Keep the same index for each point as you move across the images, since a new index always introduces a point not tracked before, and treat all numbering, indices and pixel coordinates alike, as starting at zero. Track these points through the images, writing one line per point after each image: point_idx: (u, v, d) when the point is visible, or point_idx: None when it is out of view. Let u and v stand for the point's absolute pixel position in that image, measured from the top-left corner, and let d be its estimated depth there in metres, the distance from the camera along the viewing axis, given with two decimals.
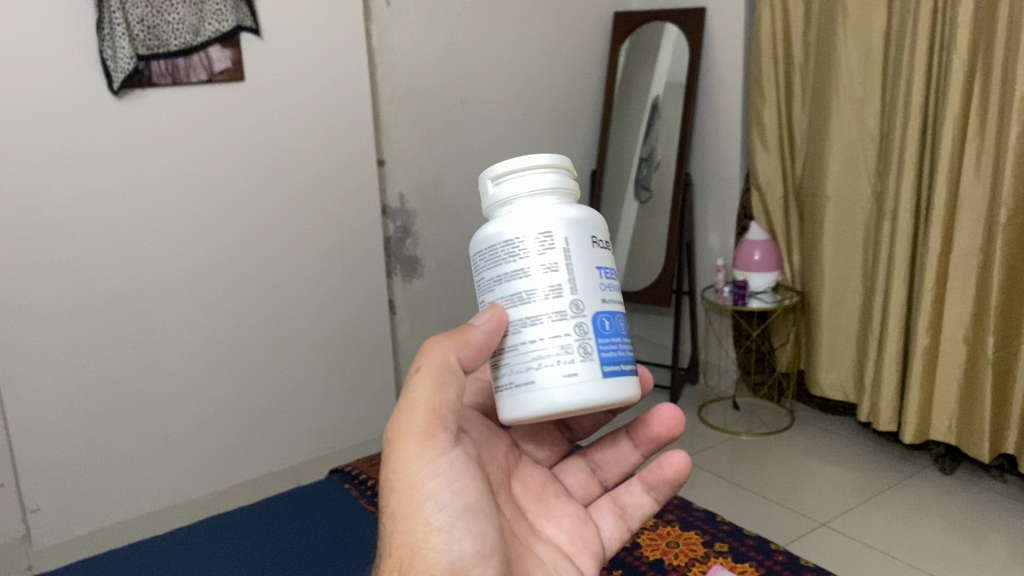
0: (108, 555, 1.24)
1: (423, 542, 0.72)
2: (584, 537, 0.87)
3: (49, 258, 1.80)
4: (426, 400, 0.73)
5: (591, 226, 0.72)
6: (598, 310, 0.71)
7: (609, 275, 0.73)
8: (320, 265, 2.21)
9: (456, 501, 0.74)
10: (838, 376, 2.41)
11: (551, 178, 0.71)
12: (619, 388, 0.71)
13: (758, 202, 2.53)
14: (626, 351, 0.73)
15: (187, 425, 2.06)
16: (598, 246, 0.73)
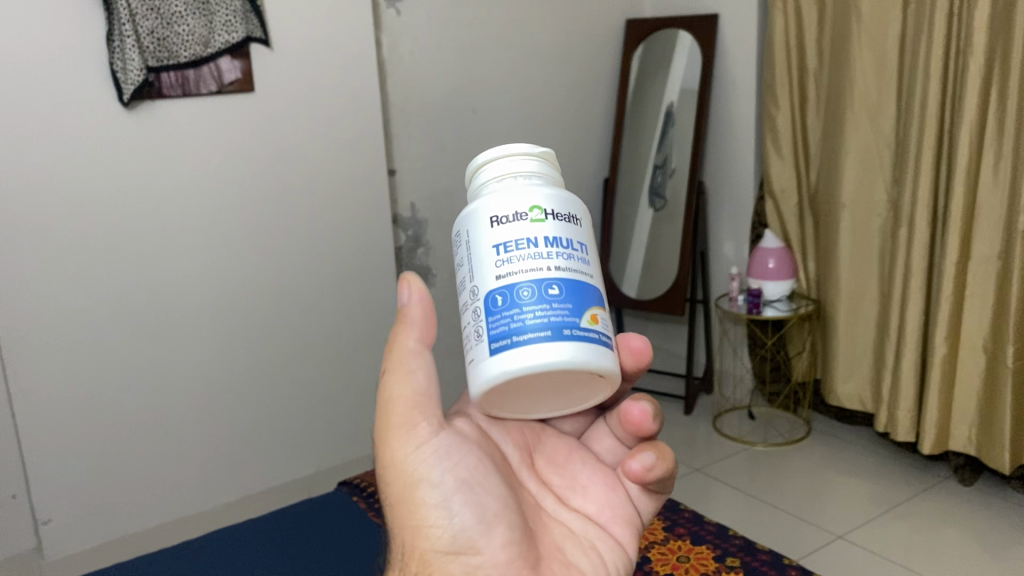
0: (115, 566, 1.24)
1: (423, 525, 0.71)
2: (615, 504, 0.81)
3: (60, 269, 1.81)
4: (400, 393, 0.72)
5: (496, 204, 0.64)
6: (488, 291, 0.64)
7: (519, 246, 0.63)
8: (332, 275, 2.21)
9: (448, 476, 0.71)
10: (855, 386, 2.37)
11: (507, 166, 0.67)
12: (503, 368, 0.62)
13: (772, 209, 2.51)
14: (531, 318, 0.62)
15: (198, 436, 2.06)
16: (506, 222, 0.64)
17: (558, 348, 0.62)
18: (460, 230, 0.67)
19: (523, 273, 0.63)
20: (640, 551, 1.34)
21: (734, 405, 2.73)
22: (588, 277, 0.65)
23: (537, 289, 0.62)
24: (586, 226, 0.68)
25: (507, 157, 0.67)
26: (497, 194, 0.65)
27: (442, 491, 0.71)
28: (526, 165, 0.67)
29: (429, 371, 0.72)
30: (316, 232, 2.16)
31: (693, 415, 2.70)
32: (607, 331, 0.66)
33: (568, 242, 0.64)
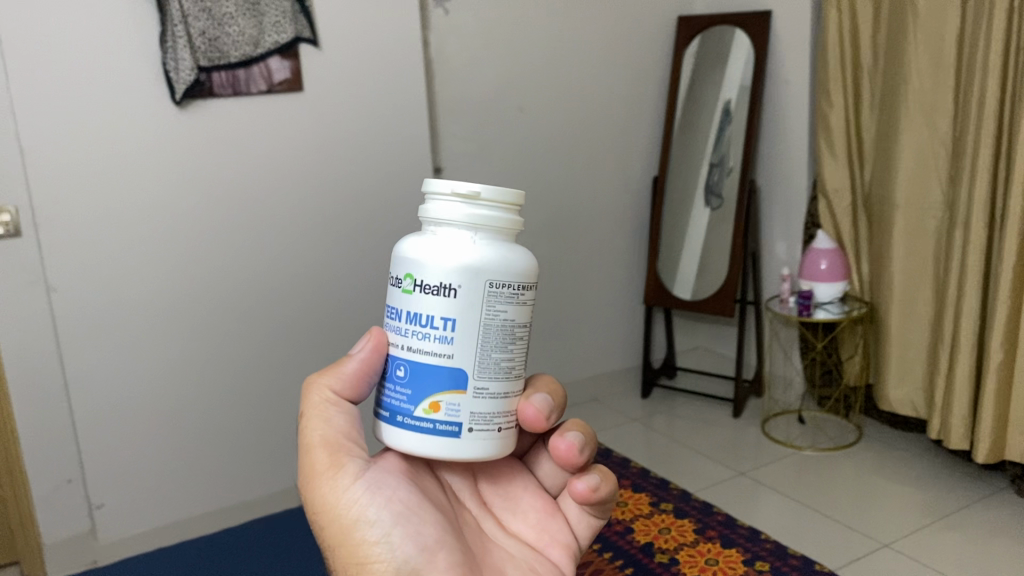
0: None
1: (369, 557, 0.78)
2: (551, 528, 0.90)
3: (115, 262, 1.88)
4: (320, 437, 0.81)
5: (406, 260, 0.77)
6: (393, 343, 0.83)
7: (395, 318, 0.79)
8: (378, 272, 2.24)
9: (388, 509, 0.79)
10: (907, 392, 2.30)
11: (440, 203, 0.75)
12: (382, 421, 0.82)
13: (825, 210, 2.45)
14: (392, 391, 0.79)
15: (245, 427, 2.12)
16: (397, 287, 0.79)
17: (395, 429, 0.78)
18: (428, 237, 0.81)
19: (395, 345, 0.79)
20: (669, 553, 1.33)
21: (784, 409, 2.70)
22: (444, 358, 0.75)
23: (393, 370, 0.79)
24: (469, 297, 0.75)
25: (440, 198, 0.75)
26: (420, 239, 0.77)
27: (383, 524, 0.79)
28: (451, 208, 0.75)
29: (343, 415, 0.84)
30: (364, 229, 2.19)
31: (741, 418, 2.66)
32: (461, 414, 0.76)
33: (428, 324, 0.76)
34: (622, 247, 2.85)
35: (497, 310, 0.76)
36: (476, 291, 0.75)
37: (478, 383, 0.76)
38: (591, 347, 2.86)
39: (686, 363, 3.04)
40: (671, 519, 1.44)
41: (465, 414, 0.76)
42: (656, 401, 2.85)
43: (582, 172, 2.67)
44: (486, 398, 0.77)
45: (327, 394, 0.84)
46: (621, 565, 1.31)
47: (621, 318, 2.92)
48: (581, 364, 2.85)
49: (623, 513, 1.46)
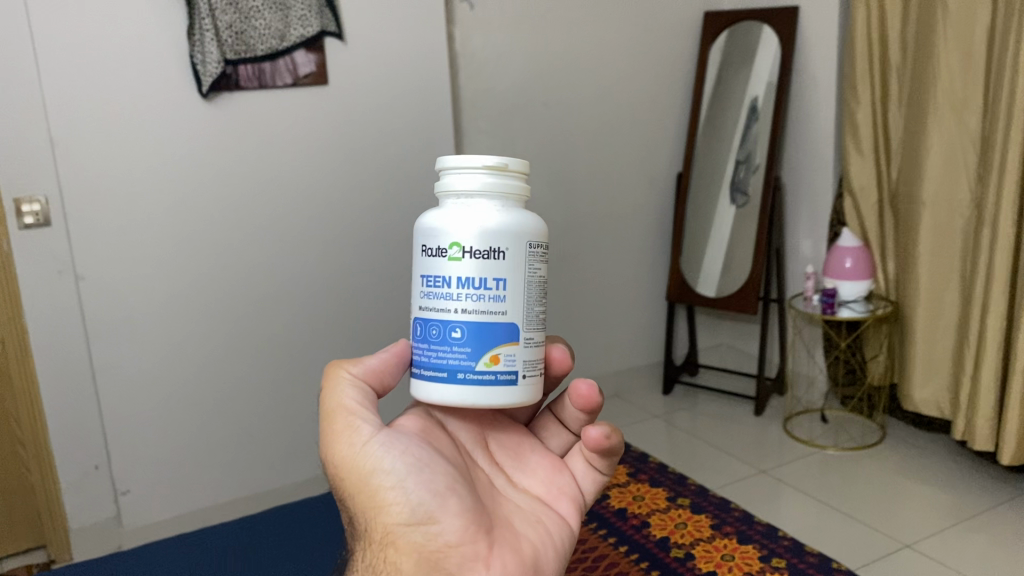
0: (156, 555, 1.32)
1: (382, 504, 0.74)
2: (561, 484, 0.85)
3: (141, 253, 1.90)
4: (340, 401, 0.78)
5: (446, 234, 0.75)
6: (416, 315, 0.79)
7: (437, 284, 0.76)
8: (401, 265, 2.25)
9: (400, 458, 0.75)
10: (933, 392, 2.28)
11: (472, 173, 0.75)
12: (418, 387, 0.79)
13: (851, 208, 2.43)
14: (438, 355, 0.76)
15: (268, 417, 2.14)
16: (432, 255, 0.76)
17: (453, 388, 0.75)
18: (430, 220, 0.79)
19: (435, 311, 0.76)
20: (684, 548, 1.33)
21: (807, 408, 2.68)
22: (499, 315, 0.75)
23: (442, 332, 0.76)
24: (515, 256, 0.75)
25: (466, 169, 0.75)
26: (448, 209, 0.76)
27: (396, 472, 0.74)
28: (482, 181, 0.74)
29: (364, 390, 0.81)
30: (387, 222, 2.20)
31: (763, 416, 2.65)
32: (518, 364, 0.76)
33: (480, 284, 0.74)
34: (645, 243, 2.84)
35: (534, 268, 0.78)
36: (521, 249, 0.75)
37: (528, 334, 0.77)
38: (613, 343, 2.86)
39: (708, 361, 3.03)
40: (687, 514, 1.43)
41: (521, 363, 0.76)
42: (678, 398, 2.84)
43: (606, 167, 2.66)
44: (533, 349, 0.78)
45: (346, 372, 0.81)
46: (636, 559, 1.31)
47: (644, 314, 2.92)
48: (603, 360, 2.85)
49: (638, 508, 1.46)
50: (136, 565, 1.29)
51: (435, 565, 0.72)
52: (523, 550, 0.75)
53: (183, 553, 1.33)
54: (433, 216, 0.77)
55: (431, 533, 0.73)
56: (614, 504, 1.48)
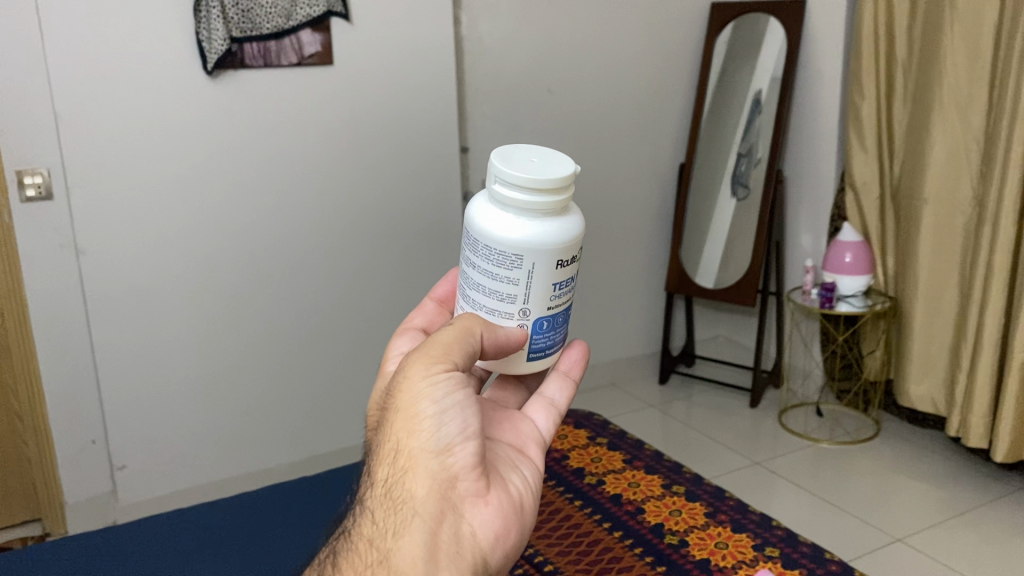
0: (150, 529, 1.33)
1: (416, 429, 0.73)
2: (529, 434, 0.86)
3: (143, 229, 1.91)
4: (446, 336, 0.75)
5: (564, 249, 0.77)
6: (538, 316, 0.79)
7: (566, 284, 0.79)
8: (402, 247, 2.25)
9: (450, 393, 0.74)
10: (929, 388, 2.29)
11: (547, 194, 0.74)
12: (535, 367, 0.83)
13: (853, 202, 2.44)
14: (556, 335, 0.83)
15: (265, 397, 2.15)
16: (564, 264, 0.78)
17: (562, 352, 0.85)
18: (495, 248, 0.76)
19: (561, 305, 0.81)
20: (678, 535, 1.33)
21: (803, 401, 2.69)
22: None
23: (563, 316, 0.82)
24: None
25: (512, 187, 0.74)
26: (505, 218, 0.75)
27: (440, 405, 0.73)
28: (527, 196, 0.74)
29: (480, 350, 0.77)
30: (390, 205, 2.20)
31: (759, 409, 2.66)
32: None
33: None
34: (647, 232, 2.84)
35: None
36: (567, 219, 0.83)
37: None
38: (611, 332, 2.87)
39: (706, 352, 3.04)
40: (682, 501, 1.44)
41: None
42: (674, 388, 2.85)
43: (609, 157, 2.67)
44: None
45: (478, 329, 0.76)
46: (631, 545, 1.32)
47: (643, 304, 2.92)
48: (600, 349, 2.85)
49: (633, 493, 1.46)
50: (129, 540, 1.30)
51: (445, 498, 0.72)
52: (518, 501, 0.77)
53: (176, 529, 1.33)
54: (523, 245, 0.75)
55: (448, 471, 0.73)
56: (610, 490, 1.48)
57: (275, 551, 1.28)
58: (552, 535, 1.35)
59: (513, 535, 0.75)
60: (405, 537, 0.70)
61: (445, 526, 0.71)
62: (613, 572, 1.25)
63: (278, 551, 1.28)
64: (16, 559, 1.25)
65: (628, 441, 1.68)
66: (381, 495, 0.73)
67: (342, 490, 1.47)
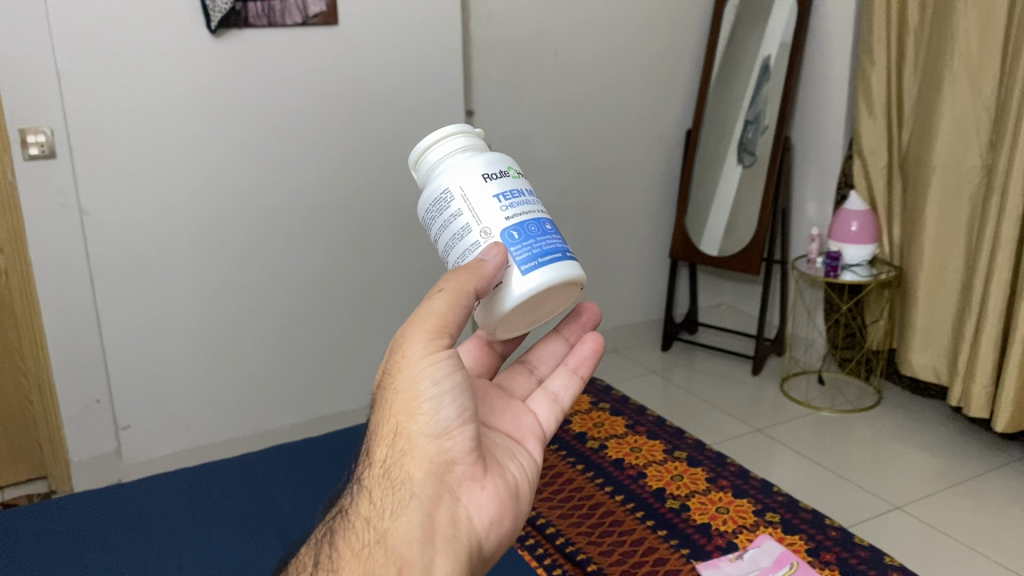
0: (155, 488, 1.34)
1: (413, 411, 0.72)
2: (530, 421, 0.85)
3: (146, 190, 1.90)
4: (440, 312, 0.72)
5: (481, 161, 0.74)
6: (501, 231, 0.72)
7: (514, 195, 0.74)
8: (407, 210, 2.24)
9: (450, 374, 0.73)
10: (931, 357, 2.29)
11: (444, 132, 0.76)
12: (540, 283, 0.73)
13: (860, 170, 2.42)
14: (546, 245, 0.74)
15: (268, 359, 2.16)
16: (492, 174, 0.74)
17: (569, 265, 0.75)
18: (431, 206, 0.75)
19: (524, 213, 0.74)
20: (680, 500, 1.34)
21: (805, 369, 2.70)
22: None
23: (539, 225, 0.75)
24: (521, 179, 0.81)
25: (419, 152, 0.77)
26: (429, 180, 0.76)
27: (439, 386, 0.73)
28: (430, 145, 0.76)
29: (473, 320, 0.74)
30: (394, 168, 2.18)
31: (761, 376, 2.66)
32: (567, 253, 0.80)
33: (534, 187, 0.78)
34: (652, 199, 2.83)
35: None
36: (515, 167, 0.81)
37: None
38: (615, 298, 2.86)
39: (709, 319, 3.04)
40: (683, 466, 1.44)
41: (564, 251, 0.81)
42: (676, 355, 2.85)
43: (614, 122, 2.64)
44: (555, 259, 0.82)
45: (470, 285, 0.70)
46: (632, 509, 1.33)
47: (648, 270, 2.92)
48: (603, 315, 2.86)
49: (635, 458, 1.47)
50: (134, 499, 1.31)
51: (442, 481, 0.72)
52: (518, 488, 0.76)
53: (181, 489, 1.34)
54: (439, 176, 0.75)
55: (445, 454, 0.72)
56: (612, 454, 1.49)
57: (280, 511, 1.30)
58: (554, 497, 1.36)
59: (511, 521, 0.74)
60: (401, 519, 0.70)
61: (440, 509, 0.71)
62: (615, 534, 1.26)
63: (283, 511, 1.29)
64: (21, 514, 1.26)
65: (631, 406, 1.68)
66: (380, 476, 0.73)
67: (347, 453, 1.48)
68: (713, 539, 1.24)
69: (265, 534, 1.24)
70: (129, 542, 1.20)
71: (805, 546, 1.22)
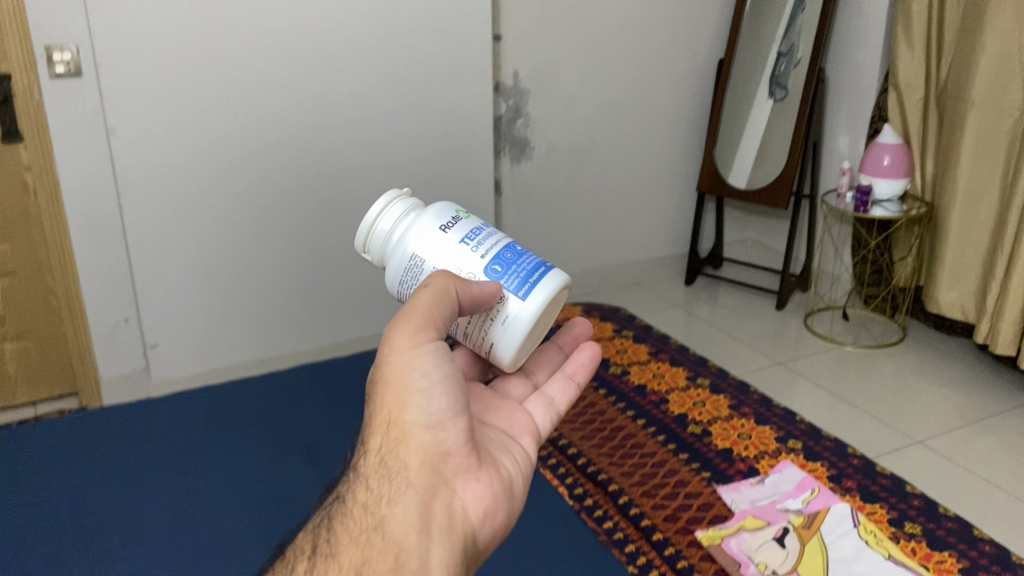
0: (185, 403, 1.37)
1: (405, 403, 0.72)
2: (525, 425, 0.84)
3: (172, 110, 1.89)
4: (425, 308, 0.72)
5: (433, 216, 0.77)
6: (482, 270, 0.74)
7: (477, 233, 0.77)
8: (434, 137, 2.22)
9: (438, 366, 0.72)
10: (959, 295, 2.27)
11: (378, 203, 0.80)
12: (541, 301, 0.74)
13: (896, 103, 2.37)
14: (528, 266, 0.76)
15: (294, 283, 2.17)
16: (448, 223, 0.76)
17: (557, 273, 0.77)
18: (402, 277, 0.77)
19: (496, 246, 0.76)
20: (702, 425, 1.35)
21: (829, 305, 2.68)
22: None
23: (512, 249, 0.77)
24: None
25: (367, 233, 0.80)
26: (392, 255, 0.78)
27: (430, 379, 0.72)
28: (375, 224, 0.79)
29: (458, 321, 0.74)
30: (420, 94, 2.16)
31: (784, 311, 2.65)
32: None
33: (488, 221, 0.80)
34: (681, 130, 2.78)
35: None
36: None
37: None
38: (640, 231, 2.85)
39: (734, 254, 3.02)
40: (707, 393, 1.45)
41: None
42: (699, 290, 2.83)
43: (644, 50, 2.59)
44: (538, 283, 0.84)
45: (453, 287, 0.71)
46: (654, 433, 1.33)
47: (674, 204, 2.88)
48: (628, 247, 2.84)
49: (658, 385, 1.48)
50: (164, 414, 1.33)
51: (436, 472, 0.71)
52: (514, 484, 0.75)
53: (210, 405, 1.37)
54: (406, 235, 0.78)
55: (437, 441, 0.71)
56: (634, 380, 1.49)
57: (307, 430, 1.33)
58: (576, 421, 1.37)
59: (506, 515, 0.73)
60: (396, 506, 0.69)
61: (437, 499, 0.69)
62: (637, 457, 1.27)
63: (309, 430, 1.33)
64: (54, 425, 1.29)
65: (654, 335, 1.68)
66: (374, 465, 0.72)
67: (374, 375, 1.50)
68: (734, 464, 1.26)
69: (294, 457, 1.28)
70: (162, 456, 1.24)
71: (826, 473, 1.23)
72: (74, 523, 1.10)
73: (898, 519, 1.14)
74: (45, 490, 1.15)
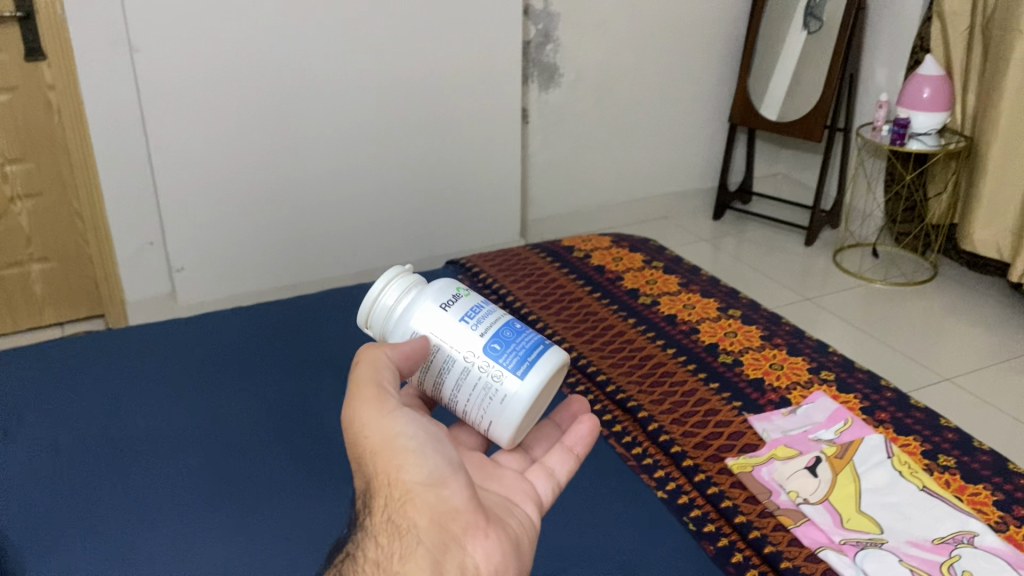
0: (216, 333, 1.39)
1: (392, 463, 0.62)
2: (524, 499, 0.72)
3: (195, 28, 1.85)
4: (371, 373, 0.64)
5: (436, 292, 0.68)
6: (481, 346, 0.66)
7: (479, 309, 0.68)
8: (462, 61, 2.17)
9: (416, 422, 0.64)
10: (995, 234, 2.22)
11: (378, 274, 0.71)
12: (540, 380, 0.65)
13: (939, 34, 2.28)
14: (529, 337, 0.67)
15: (319, 209, 2.15)
16: (452, 300, 0.68)
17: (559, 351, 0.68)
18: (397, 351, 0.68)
19: (498, 321, 0.67)
20: (732, 355, 1.33)
21: (859, 242, 2.63)
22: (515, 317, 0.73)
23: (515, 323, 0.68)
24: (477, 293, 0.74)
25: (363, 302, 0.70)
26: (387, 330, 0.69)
27: (419, 438, 0.64)
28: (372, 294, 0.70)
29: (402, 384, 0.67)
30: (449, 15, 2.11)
31: (813, 248, 2.61)
32: None
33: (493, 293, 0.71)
34: (715, 61, 2.70)
35: None
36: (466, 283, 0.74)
37: None
38: (669, 164, 2.80)
39: (764, 189, 2.97)
40: (738, 323, 1.43)
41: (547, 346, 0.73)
42: (727, 225, 2.79)
43: None
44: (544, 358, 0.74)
45: (386, 350, 0.65)
46: (684, 362, 1.32)
47: (705, 137, 2.82)
48: (656, 180, 2.80)
49: (688, 314, 1.45)
50: (194, 343, 1.35)
51: (443, 528, 0.60)
52: (522, 544, 0.64)
53: (241, 334, 1.38)
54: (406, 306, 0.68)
55: (437, 495, 0.61)
56: (664, 310, 1.47)
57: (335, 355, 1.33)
58: (604, 348, 1.35)
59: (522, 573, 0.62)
60: (405, 569, 0.58)
61: (448, 558, 0.59)
62: (666, 384, 1.26)
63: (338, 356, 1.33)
64: (89, 353, 1.33)
65: (683, 266, 1.64)
66: (380, 521, 0.61)
67: None
68: (765, 394, 1.24)
69: (326, 380, 1.28)
70: (192, 383, 1.26)
71: (859, 405, 1.22)
72: (110, 444, 1.14)
73: (931, 452, 1.12)
74: (82, 415, 1.19)
